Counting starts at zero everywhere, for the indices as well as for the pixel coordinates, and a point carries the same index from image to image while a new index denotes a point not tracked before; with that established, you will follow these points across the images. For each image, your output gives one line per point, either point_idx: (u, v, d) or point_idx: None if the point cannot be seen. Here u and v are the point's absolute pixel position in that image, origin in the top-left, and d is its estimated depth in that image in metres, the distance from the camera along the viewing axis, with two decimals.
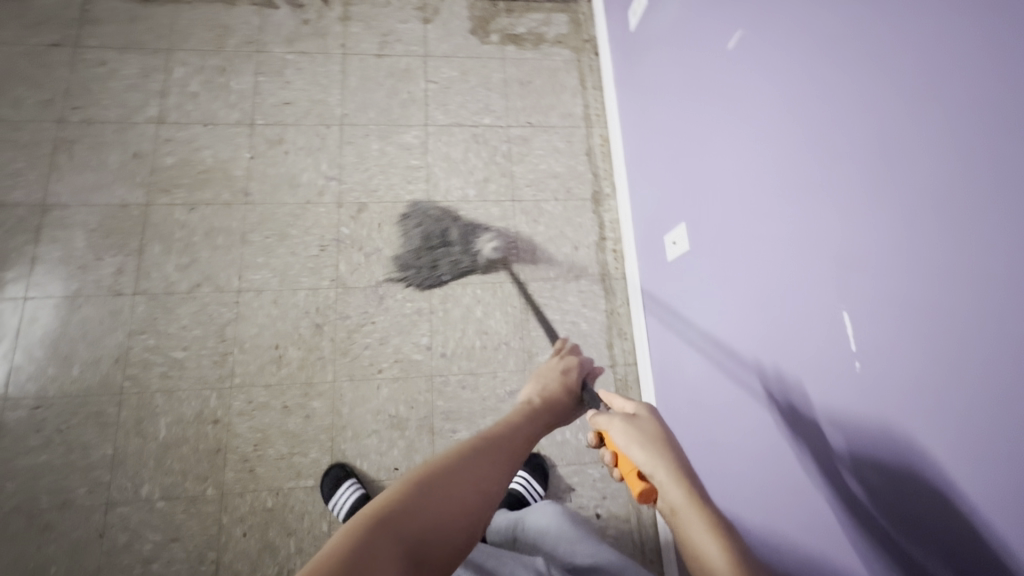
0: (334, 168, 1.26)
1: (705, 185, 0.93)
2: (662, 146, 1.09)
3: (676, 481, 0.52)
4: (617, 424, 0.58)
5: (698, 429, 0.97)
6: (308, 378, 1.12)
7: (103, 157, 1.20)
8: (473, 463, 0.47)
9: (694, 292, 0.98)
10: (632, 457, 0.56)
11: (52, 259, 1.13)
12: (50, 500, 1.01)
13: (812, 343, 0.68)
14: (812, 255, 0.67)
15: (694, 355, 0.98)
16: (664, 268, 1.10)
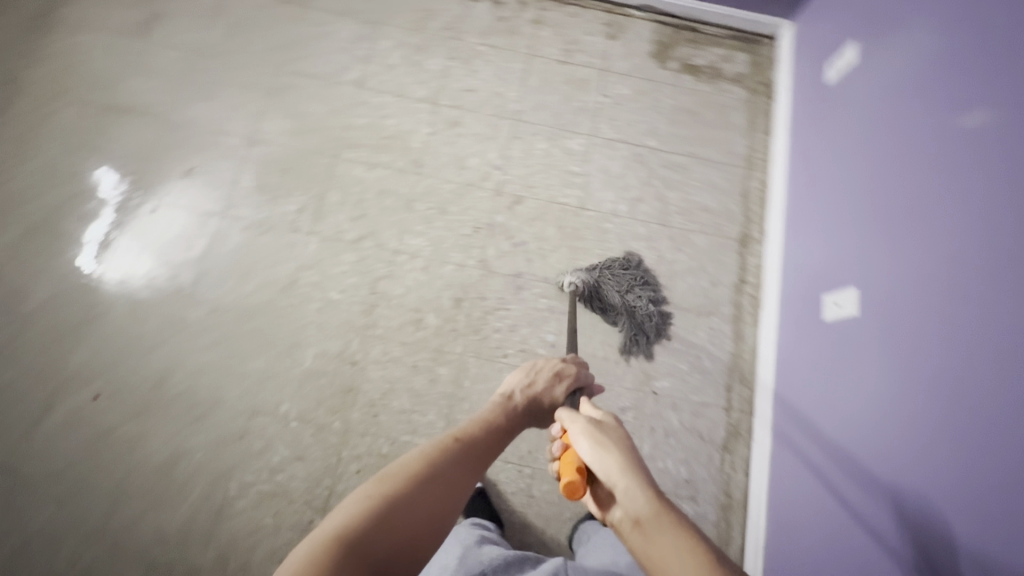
0: (500, 158, 1.33)
1: (884, 269, 0.90)
2: (837, 211, 1.06)
3: (638, 482, 0.55)
4: (579, 424, 0.64)
5: (820, 493, 0.95)
6: (439, 346, 1.19)
7: (307, 107, 1.34)
8: (433, 467, 0.58)
9: (841, 370, 0.96)
10: (595, 461, 0.59)
11: (249, 187, 1.27)
12: (207, 394, 1.14)
13: (989, 437, 0.66)
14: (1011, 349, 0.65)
15: (824, 430, 0.97)
16: (809, 332, 1.08)
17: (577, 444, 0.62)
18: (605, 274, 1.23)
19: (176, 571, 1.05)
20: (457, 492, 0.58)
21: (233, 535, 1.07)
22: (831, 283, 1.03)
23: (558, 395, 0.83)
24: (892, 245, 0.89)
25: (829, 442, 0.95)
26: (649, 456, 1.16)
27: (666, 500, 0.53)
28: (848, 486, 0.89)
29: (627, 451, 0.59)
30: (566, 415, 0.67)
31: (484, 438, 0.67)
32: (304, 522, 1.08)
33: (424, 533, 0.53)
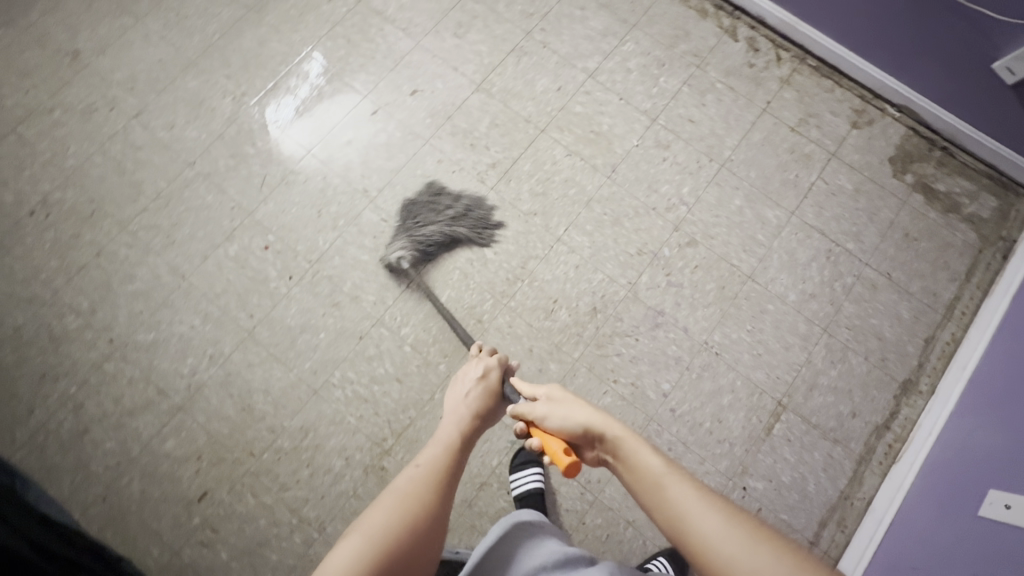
0: (691, 196, 1.30)
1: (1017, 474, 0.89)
2: (1011, 404, 0.98)
3: (608, 426, 0.71)
4: (543, 408, 0.78)
5: None
6: (559, 342, 1.20)
7: (536, 77, 1.39)
8: (412, 498, 0.67)
9: (943, 563, 0.91)
10: (568, 423, 0.75)
11: (458, 126, 1.35)
12: (349, 288, 1.23)
13: None
14: None
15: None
16: (927, 511, 1.01)
17: (549, 423, 0.77)
18: (394, 237, 1.25)
19: (264, 421, 1.16)
20: (432, 506, 0.67)
21: (319, 416, 1.16)
22: (1005, 481, 0.90)
23: (494, 387, 0.91)
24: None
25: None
26: None
27: (633, 434, 0.69)
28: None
29: (592, 410, 0.74)
30: (526, 406, 0.81)
31: (449, 455, 0.76)
32: (378, 436, 1.15)
33: (420, 556, 0.63)
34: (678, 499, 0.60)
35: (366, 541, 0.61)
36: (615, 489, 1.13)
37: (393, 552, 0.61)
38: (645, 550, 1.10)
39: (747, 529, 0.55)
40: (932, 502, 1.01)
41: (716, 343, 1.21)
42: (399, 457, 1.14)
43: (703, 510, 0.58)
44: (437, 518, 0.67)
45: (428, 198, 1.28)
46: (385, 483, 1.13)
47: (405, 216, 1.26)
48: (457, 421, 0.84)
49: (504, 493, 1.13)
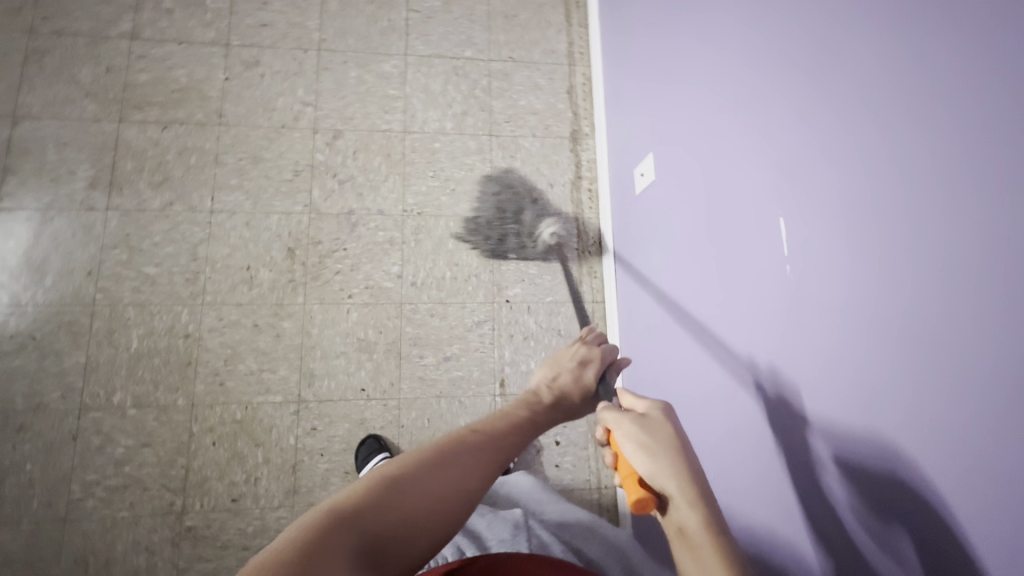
0: (310, 94, 1.24)
1: (722, 148, 0.79)
2: (628, 101, 1.14)
3: (694, 498, 0.43)
4: (630, 428, 0.50)
5: (652, 357, 1.03)
6: (279, 300, 1.14)
7: (75, 71, 1.18)
8: (453, 456, 0.46)
9: (640, 246, 1.08)
10: (642, 462, 0.47)
11: (24, 171, 1.13)
12: (24, 402, 1.04)
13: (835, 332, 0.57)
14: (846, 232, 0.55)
15: (689, 327, 0.89)
16: (634, 211, 1.11)
17: (627, 446, 0.49)
18: (518, 248, 1.23)
19: None
20: (468, 500, 0.45)
21: (87, 538, 1.00)
22: (638, 157, 1.08)
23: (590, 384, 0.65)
24: (731, 121, 0.77)
25: (696, 343, 0.87)
26: (511, 361, 1.18)
27: (718, 527, 0.42)
28: (710, 381, 0.82)
29: (686, 456, 0.46)
30: (613, 416, 0.53)
31: (511, 438, 0.52)
32: (164, 506, 1.03)
33: (430, 534, 0.42)
34: None
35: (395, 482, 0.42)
36: (411, 379, 1.14)
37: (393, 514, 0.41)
38: (465, 406, 1.14)
39: None
40: (671, 212, 0.95)
41: (413, 205, 1.22)
42: (199, 506, 1.04)
43: None
44: (461, 502, 0.44)
45: (406, 239, 1.20)
46: (201, 538, 1.03)
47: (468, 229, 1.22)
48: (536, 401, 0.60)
49: (319, 456, 1.09)
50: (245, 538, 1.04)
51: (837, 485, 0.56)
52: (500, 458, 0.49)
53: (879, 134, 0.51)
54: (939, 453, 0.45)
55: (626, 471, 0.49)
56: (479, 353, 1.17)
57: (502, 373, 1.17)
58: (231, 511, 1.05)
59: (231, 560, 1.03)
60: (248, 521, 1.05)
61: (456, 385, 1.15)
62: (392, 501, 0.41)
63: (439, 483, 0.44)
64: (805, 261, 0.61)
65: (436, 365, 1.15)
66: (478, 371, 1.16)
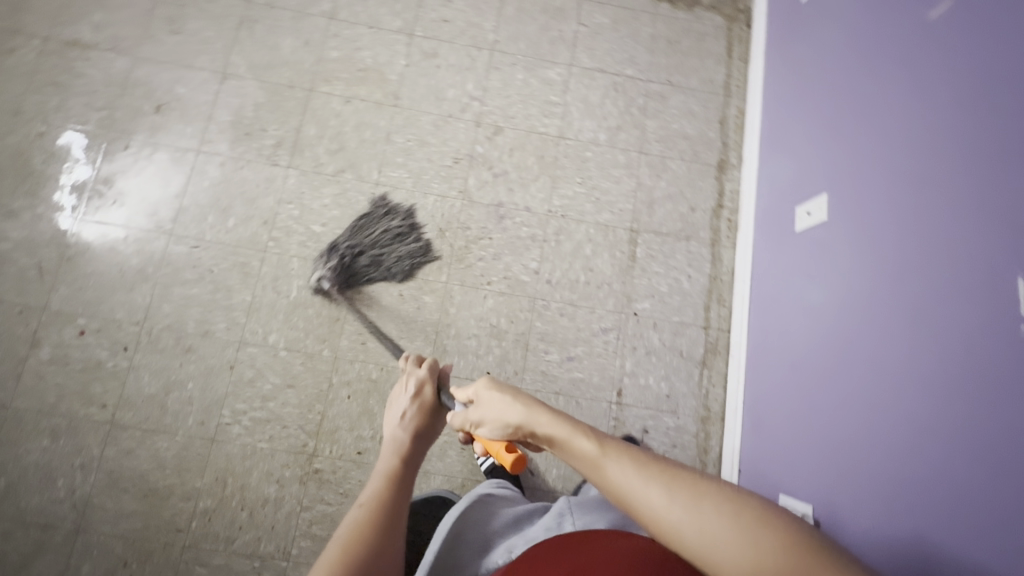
0: (479, 89, 1.32)
1: (844, 252, 0.94)
2: (795, 137, 1.15)
3: (537, 414, 0.59)
4: (476, 415, 0.66)
5: (768, 396, 1.08)
6: (424, 275, 1.21)
7: (278, 40, 1.31)
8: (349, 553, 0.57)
9: (776, 288, 1.12)
10: (499, 425, 0.63)
11: (224, 122, 1.25)
12: (194, 327, 1.15)
13: (872, 451, 0.80)
14: (891, 390, 0.79)
15: (782, 383, 1.04)
16: (760, 257, 1.19)
17: (487, 428, 0.65)
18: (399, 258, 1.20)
19: (177, 494, 1.08)
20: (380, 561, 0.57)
21: (229, 460, 1.10)
22: (804, 195, 1.07)
23: (432, 402, 0.77)
24: (857, 235, 0.91)
25: (789, 398, 1.01)
26: (631, 373, 1.20)
27: (557, 416, 0.58)
28: (765, 449, 1.05)
29: (521, 401, 0.61)
30: (460, 419, 0.69)
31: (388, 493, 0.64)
32: (298, 446, 1.11)
33: None
34: (627, 492, 0.48)
35: None
36: (534, 371, 1.18)
37: None
38: (580, 407, 1.17)
39: (678, 490, 0.46)
40: (785, 283, 1.10)
41: (558, 207, 1.27)
42: (327, 452, 1.11)
43: (634, 483, 0.48)
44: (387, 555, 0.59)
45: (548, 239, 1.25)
46: (326, 482, 1.10)
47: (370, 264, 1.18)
48: (397, 443, 0.71)
49: None
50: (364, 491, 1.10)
51: (876, 536, 0.77)
52: (393, 508, 0.63)
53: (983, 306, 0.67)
54: (967, 540, 0.64)
55: (499, 441, 0.65)
56: (600, 358, 1.20)
57: (620, 382, 1.19)
58: (355, 463, 1.11)
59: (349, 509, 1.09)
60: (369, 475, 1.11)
61: (574, 385, 1.19)
62: None
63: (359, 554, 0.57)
64: (898, 374, 0.78)
65: (559, 363, 1.19)
66: (598, 376, 1.19)
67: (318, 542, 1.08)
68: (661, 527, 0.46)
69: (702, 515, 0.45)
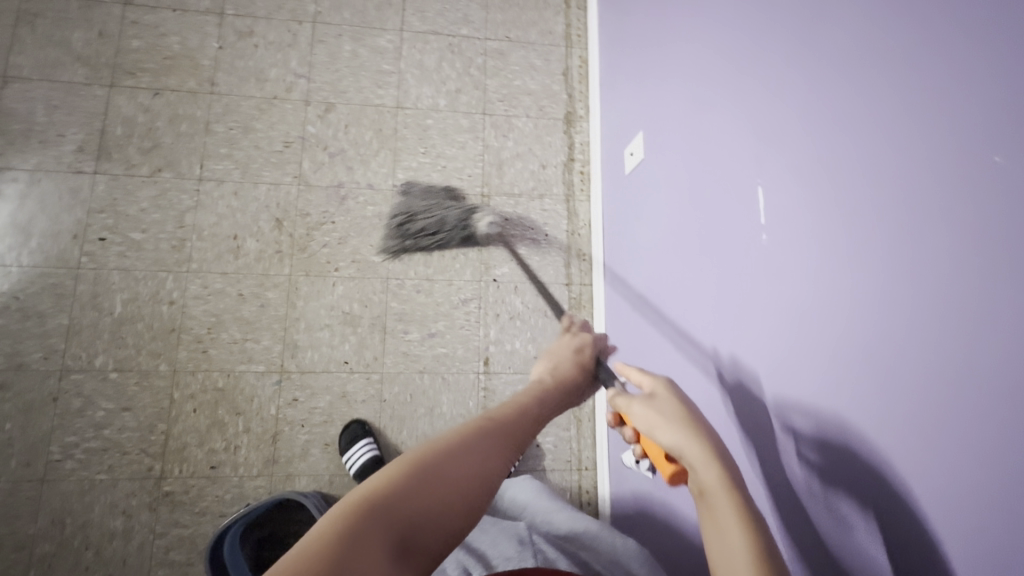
0: (303, 66, 1.24)
1: (723, 151, 0.73)
2: (621, 80, 1.14)
3: (710, 458, 0.44)
4: (637, 409, 0.52)
5: (642, 320, 0.98)
6: (264, 271, 1.13)
7: (68, 34, 1.18)
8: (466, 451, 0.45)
9: (629, 219, 1.06)
10: (654, 437, 0.49)
11: (13, 132, 1.13)
12: (6, 361, 1.04)
13: (812, 317, 0.55)
14: (820, 223, 0.54)
15: (680, 334, 0.84)
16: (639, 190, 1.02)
17: (636, 424, 0.52)
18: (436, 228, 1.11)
19: (7, 545, 0.98)
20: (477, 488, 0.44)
21: (65, 499, 1.01)
22: (628, 137, 1.07)
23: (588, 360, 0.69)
24: (737, 63, 0.70)
25: (689, 349, 0.81)
26: (496, 340, 1.17)
27: (740, 487, 0.42)
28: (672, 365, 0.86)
29: (690, 431, 0.47)
30: (621, 401, 0.54)
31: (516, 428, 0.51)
32: (143, 471, 1.03)
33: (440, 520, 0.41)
34: None
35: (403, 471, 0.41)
36: (395, 354, 1.14)
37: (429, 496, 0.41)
38: (447, 382, 1.14)
39: None
40: (668, 209, 0.89)
41: (403, 180, 1.21)
42: (177, 472, 1.04)
43: None
44: (469, 477, 0.43)
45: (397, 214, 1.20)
46: (179, 503, 1.03)
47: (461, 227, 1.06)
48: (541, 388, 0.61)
49: (300, 428, 1.09)
50: (223, 506, 1.04)
51: (816, 494, 0.54)
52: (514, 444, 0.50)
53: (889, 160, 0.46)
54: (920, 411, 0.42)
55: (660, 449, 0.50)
56: (463, 330, 1.17)
57: (486, 351, 1.16)
58: (210, 478, 1.05)
59: (208, 527, 1.03)
60: (226, 489, 1.04)
61: (439, 361, 1.15)
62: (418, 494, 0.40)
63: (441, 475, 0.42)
64: (800, 287, 0.57)
65: (420, 341, 1.15)
66: (462, 349, 1.16)
67: (177, 568, 1.01)
68: None
69: None
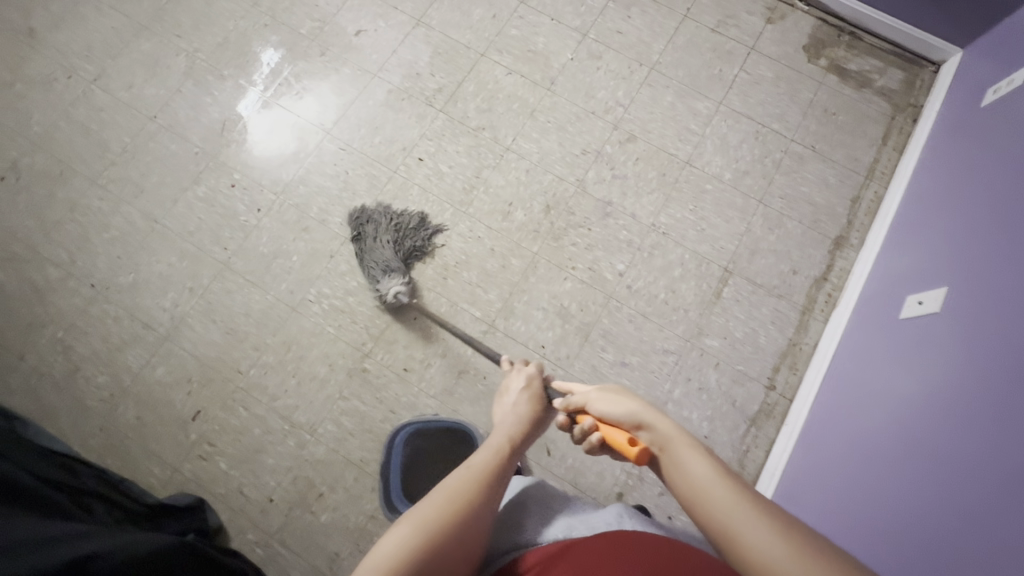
0: (626, 98, 1.40)
1: (978, 396, 0.78)
2: (928, 230, 1.10)
3: (660, 417, 0.63)
4: (594, 398, 0.73)
5: (806, 434, 1.11)
6: (518, 240, 1.29)
7: (471, 7, 1.48)
8: (458, 497, 0.62)
9: (861, 358, 1.08)
10: (613, 415, 0.69)
11: (404, 59, 1.44)
12: (316, 213, 1.31)
13: (923, 537, 0.76)
14: (956, 484, 0.75)
15: (866, 527, 0.86)
16: (866, 365, 1.06)
17: (598, 412, 0.71)
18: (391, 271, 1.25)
19: (248, 341, 1.22)
20: (480, 516, 0.62)
21: (300, 331, 1.23)
22: (920, 285, 1.03)
23: (540, 393, 0.86)
24: (952, 330, 0.89)
25: (870, 540, 0.84)
26: (677, 400, 1.19)
27: (682, 431, 0.60)
28: (797, 483, 1.06)
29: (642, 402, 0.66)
30: (580, 397, 0.76)
31: (499, 459, 0.70)
32: (358, 342, 1.22)
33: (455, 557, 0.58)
34: (733, 518, 0.50)
35: (411, 529, 0.56)
36: (584, 362, 1.21)
37: (437, 545, 0.56)
38: None
39: (769, 523, 0.49)
40: (892, 404, 0.94)
41: (663, 223, 1.30)
42: (379, 358, 1.21)
43: (751, 523, 0.49)
44: (469, 527, 0.60)
45: (644, 249, 1.29)
46: (369, 382, 1.20)
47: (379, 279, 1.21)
48: (506, 422, 0.79)
49: (482, 378, 1.20)
50: (396, 404, 1.18)
51: None
52: (499, 472, 0.68)
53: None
54: None
55: (614, 431, 0.68)
56: (651, 375, 1.21)
57: (663, 405, 1.19)
58: (398, 376, 1.20)
59: (378, 414, 1.18)
60: (406, 392, 1.19)
61: None
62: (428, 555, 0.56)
63: (435, 538, 0.57)
64: (934, 511, 0.76)
65: (611, 364, 1.21)
66: (643, 391, 1.19)
67: (342, 431, 1.17)
68: (750, 557, 0.48)
69: (778, 544, 0.47)
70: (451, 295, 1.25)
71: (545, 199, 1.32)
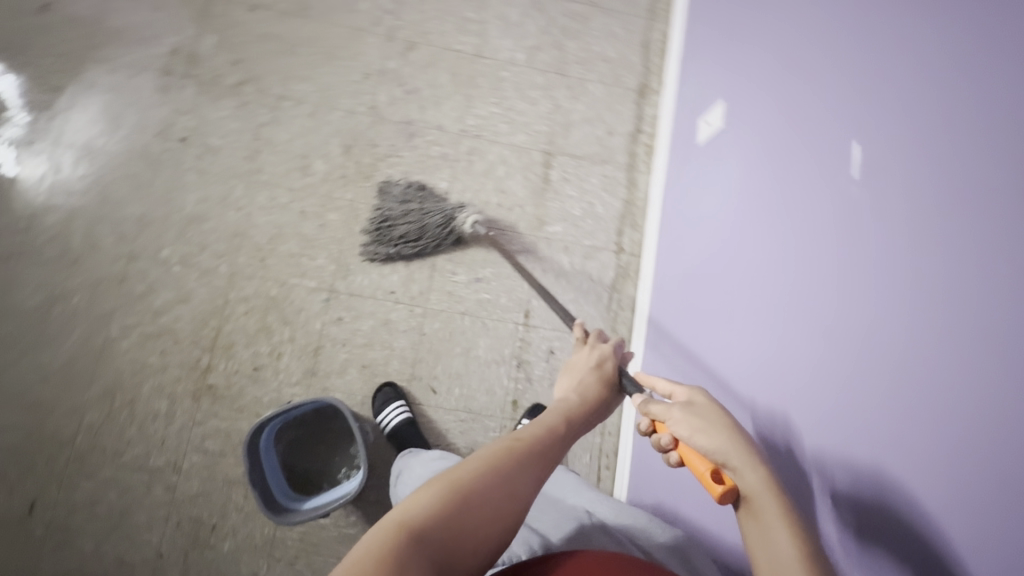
0: (391, 4, 1.27)
1: (812, 206, 0.70)
2: (705, 51, 1.11)
3: (755, 466, 0.53)
4: (678, 415, 0.59)
5: (662, 278, 1.12)
6: (328, 192, 1.17)
7: None
8: (498, 463, 0.53)
9: (692, 189, 1.06)
10: (695, 443, 0.57)
11: (117, 27, 1.19)
12: (81, 239, 1.10)
13: (775, 363, 0.72)
14: (800, 303, 0.69)
15: (728, 356, 0.84)
16: (697, 196, 1.04)
17: (680, 434, 0.58)
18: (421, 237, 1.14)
19: (61, 408, 1.05)
20: (518, 498, 0.53)
21: (119, 374, 1.07)
22: (707, 106, 1.05)
23: (611, 376, 0.75)
24: (779, 139, 0.80)
25: (733, 368, 0.82)
26: (539, 295, 1.19)
27: (776, 487, 0.52)
28: (663, 325, 1.07)
29: (738, 435, 0.55)
30: (660, 407, 0.62)
31: (550, 441, 0.59)
32: (192, 361, 1.09)
33: (485, 533, 0.50)
34: None
35: (444, 492, 0.50)
36: (440, 292, 1.17)
37: (466, 509, 0.49)
38: (486, 327, 1.16)
39: None
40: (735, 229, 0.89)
41: (471, 126, 1.23)
42: (223, 368, 1.09)
43: None
44: (507, 502, 0.52)
45: (462, 158, 1.22)
46: (220, 397, 1.08)
47: (446, 228, 1.14)
48: (566, 402, 0.68)
49: (341, 346, 1.12)
50: (260, 407, 1.08)
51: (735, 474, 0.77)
52: (545, 456, 0.58)
53: (944, 180, 0.51)
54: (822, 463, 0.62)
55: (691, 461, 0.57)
56: (508, 280, 1.19)
57: (529, 304, 1.18)
58: (251, 379, 1.09)
59: (244, 424, 1.08)
60: (265, 391, 1.09)
61: (481, 306, 1.17)
62: (456, 528, 0.48)
63: (468, 504, 0.50)
64: (786, 332, 0.71)
65: (466, 284, 1.18)
66: (505, 297, 1.18)
67: (211, 457, 1.06)
68: None
69: None
70: (276, 275, 1.13)
71: (342, 139, 1.19)
